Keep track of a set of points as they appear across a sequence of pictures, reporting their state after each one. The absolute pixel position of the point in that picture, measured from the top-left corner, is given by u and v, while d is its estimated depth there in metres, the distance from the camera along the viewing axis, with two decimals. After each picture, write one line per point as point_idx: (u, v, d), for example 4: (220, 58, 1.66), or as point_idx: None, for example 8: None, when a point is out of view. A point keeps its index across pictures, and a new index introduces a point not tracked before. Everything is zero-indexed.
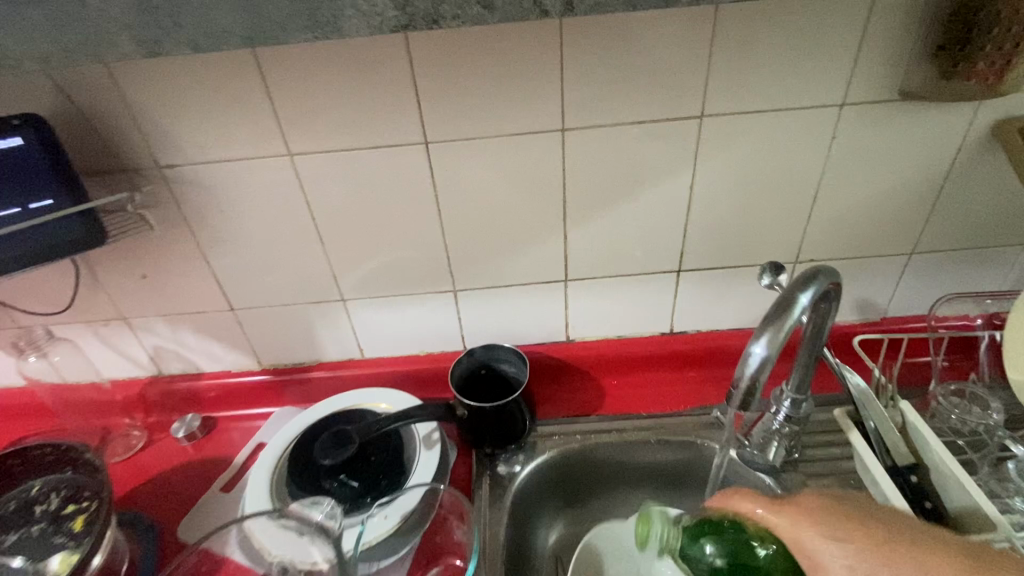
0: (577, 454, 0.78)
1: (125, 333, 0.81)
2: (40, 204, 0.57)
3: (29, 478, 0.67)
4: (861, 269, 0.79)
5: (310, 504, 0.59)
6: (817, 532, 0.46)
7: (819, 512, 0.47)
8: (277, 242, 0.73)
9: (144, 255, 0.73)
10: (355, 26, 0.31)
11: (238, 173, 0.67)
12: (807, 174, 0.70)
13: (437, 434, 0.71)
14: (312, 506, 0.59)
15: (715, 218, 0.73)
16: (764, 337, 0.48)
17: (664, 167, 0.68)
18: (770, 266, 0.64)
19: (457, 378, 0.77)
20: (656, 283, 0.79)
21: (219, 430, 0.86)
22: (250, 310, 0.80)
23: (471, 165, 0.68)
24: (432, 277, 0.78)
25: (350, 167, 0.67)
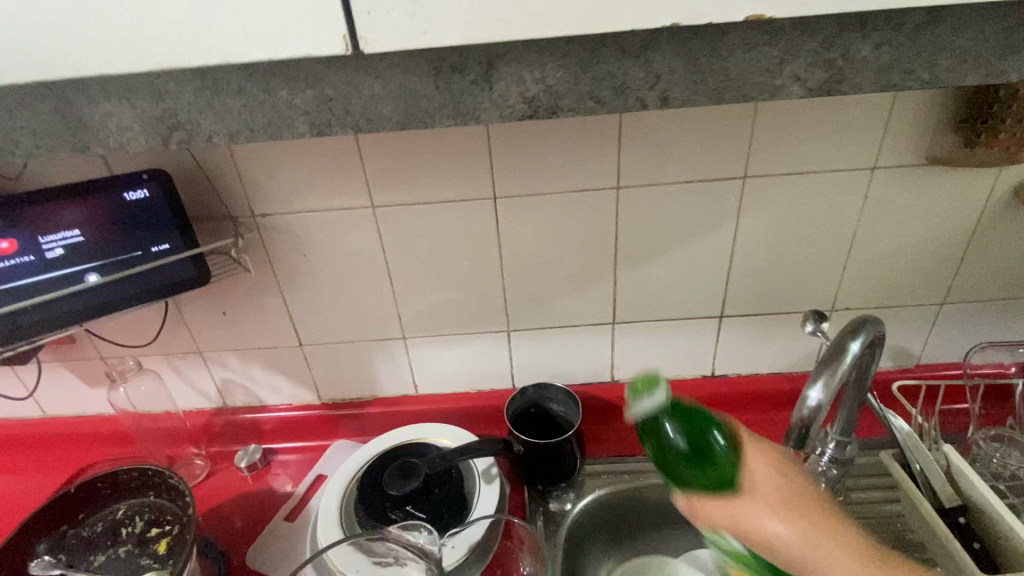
0: (625, 494, 0.80)
1: (200, 367, 0.88)
2: (159, 248, 0.64)
3: (116, 501, 0.71)
4: (895, 319, 0.83)
5: (408, 528, 0.62)
6: (756, 458, 0.52)
7: (776, 462, 0.51)
8: (352, 282, 0.80)
9: (229, 293, 0.80)
10: (490, 116, 0.38)
11: (321, 223, 0.75)
12: (841, 229, 0.76)
13: (495, 468, 0.74)
14: (412, 529, 0.62)
15: (755, 268, 0.79)
16: (818, 383, 0.52)
17: (709, 223, 0.75)
18: (812, 314, 0.69)
19: (512, 415, 0.82)
20: (699, 327, 0.84)
21: (277, 462, 0.90)
22: (317, 346, 0.86)
23: (533, 219, 0.75)
24: (488, 319, 0.84)
25: (424, 218, 0.74)
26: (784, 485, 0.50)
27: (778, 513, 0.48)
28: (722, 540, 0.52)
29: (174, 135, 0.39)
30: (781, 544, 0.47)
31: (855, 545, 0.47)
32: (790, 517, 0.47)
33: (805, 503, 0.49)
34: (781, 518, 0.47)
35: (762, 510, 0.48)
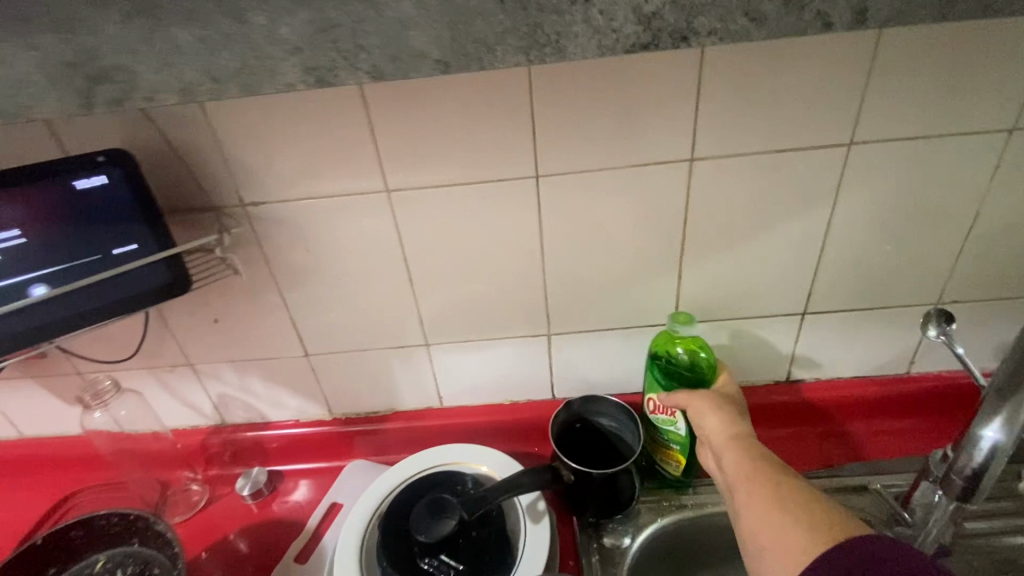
0: (692, 525, 0.68)
1: (191, 381, 0.75)
2: (125, 249, 0.52)
3: (93, 550, 0.60)
4: (1011, 312, 0.70)
5: None
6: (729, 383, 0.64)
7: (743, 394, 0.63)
8: (363, 283, 0.67)
9: (218, 297, 0.68)
10: (583, 48, 0.25)
11: (325, 213, 0.61)
12: (961, 207, 0.62)
13: (543, 503, 0.61)
14: None
15: (850, 256, 0.65)
16: (997, 420, 0.48)
17: (798, 202, 0.61)
18: (938, 314, 0.55)
19: (556, 433, 0.69)
20: (776, 327, 0.71)
21: (285, 486, 0.78)
22: (325, 356, 0.74)
23: (583, 202, 0.61)
24: (526, 321, 0.71)
25: (450, 203, 0.61)
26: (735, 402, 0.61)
27: (710, 406, 0.59)
28: (672, 431, 0.66)
29: (98, 91, 0.26)
30: (706, 427, 0.59)
31: (775, 482, 0.51)
32: (719, 412, 0.59)
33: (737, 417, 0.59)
34: (709, 404, 0.59)
35: (698, 402, 0.60)
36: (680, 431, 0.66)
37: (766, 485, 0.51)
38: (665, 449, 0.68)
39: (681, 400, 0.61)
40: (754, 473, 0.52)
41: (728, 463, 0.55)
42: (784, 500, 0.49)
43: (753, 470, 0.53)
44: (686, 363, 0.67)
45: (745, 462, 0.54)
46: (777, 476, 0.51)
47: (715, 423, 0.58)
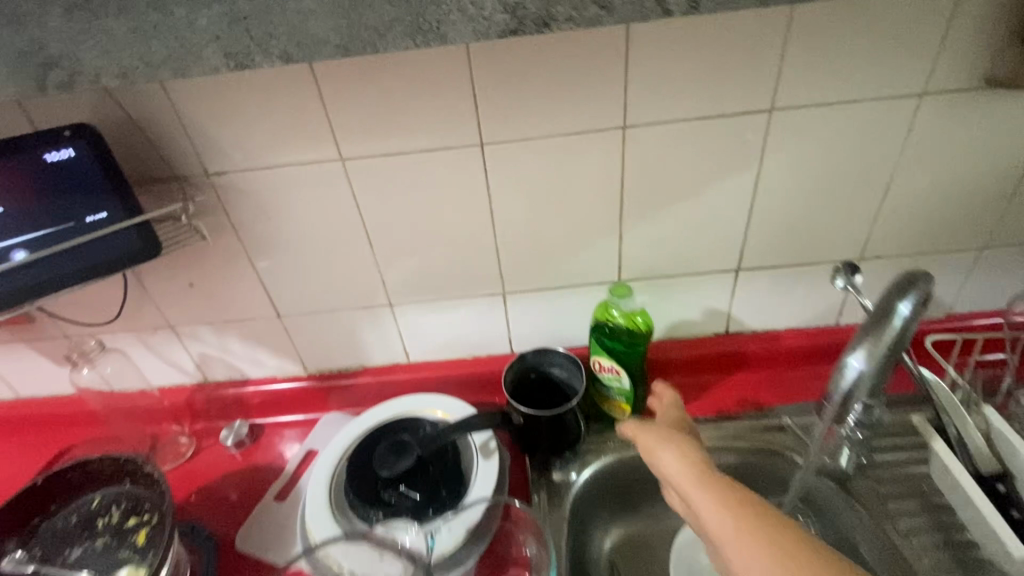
0: (633, 462, 0.75)
1: (172, 342, 0.81)
2: (95, 217, 0.56)
3: (89, 490, 0.66)
4: (929, 266, 0.75)
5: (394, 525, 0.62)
6: (676, 420, 0.64)
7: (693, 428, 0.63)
8: (326, 248, 0.72)
9: (192, 262, 0.72)
10: (459, 32, 0.33)
11: (287, 182, 0.66)
12: (878, 168, 0.66)
13: (494, 443, 0.68)
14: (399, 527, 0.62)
15: (777, 215, 0.70)
16: (861, 351, 0.46)
17: (726, 164, 0.66)
18: (845, 266, 0.61)
19: (511, 382, 0.76)
20: (714, 282, 0.77)
21: (266, 436, 0.85)
22: (296, 317, 0.79)
23: (526, 168, 0.65)
24: (482, 281, 0.76)
25: (402, 170, 0.65)
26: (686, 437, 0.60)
27: (665, 442, 0.58)
28: (617, 385, 0.73)
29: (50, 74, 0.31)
30: (666, 465, 0.56)
31: (751, 511, 0.47)
32: (675, 447, 0.57)
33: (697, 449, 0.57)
34: (663, 443, 0.58)
35: (655, 440, 0.59)
36: (624, 386, 0.72)
37: (743, 513, 0.47)
38: (611, 400, 0.75)
39: (639, 437, 0.60)
40: (727, 505, 0.49)
41: (698, 496, 0.51)
42: (768, 531, 0.45)
43: (727, 502, 0.49)
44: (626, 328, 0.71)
45: (716, 494, 0.50)
46: (753, 504, 0.48)
47: (675, 460, 0.56)
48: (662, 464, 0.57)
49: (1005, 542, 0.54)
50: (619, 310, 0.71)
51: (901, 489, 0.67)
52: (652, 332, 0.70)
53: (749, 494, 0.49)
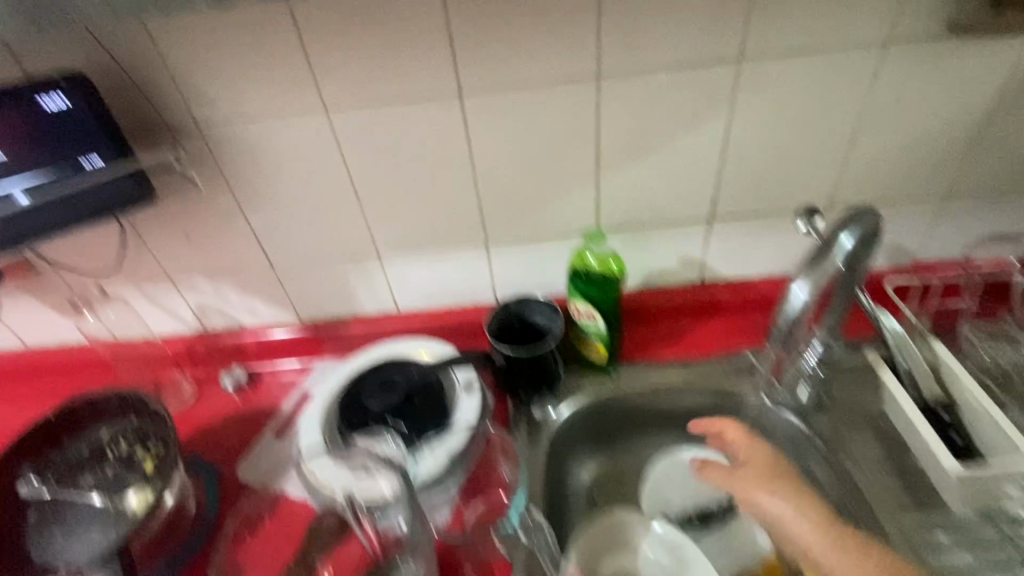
0: (609, 401, 0.80)
1: (171, 292, 0.84)
2: (91, 162, 0.60)
3: (97, 425, 0.71)
4: (895, 216, 0.78)
5: (377, 440, 0.65)
6: (760, 450, 0.68)
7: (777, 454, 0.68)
8: (315, 199, 0.75)
9: (186, 211, 0.75)
10: None
11: (275, 133, 0.68)
12: (844, 117, 0.69)
13: (477, 381, 0.73)
14: (381, 442, 0.65)
15: (748, 164, 0.73)
16: (805, 280, 0.50)
17: (698, 114, 0.68)
18: (806, 212, 0.64)
19: (494, 328, 0.79)
20: (688, 232, 0.80)
21: (264, 381, 0.89)
22: (288, 267, 0.82)
23: (505, 119, 0.68)
24: (465, 232, 0.79)
25: (385, 120, 0.68)
26: (778, 472, 0.65)
27: (766, 491, 0.64)
28: (593, 328, 0.77)
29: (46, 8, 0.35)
30: (771, 511, 0.63)
31: (865, 554, 0.55)
32: (776, 495, 0.63)
33: (796, 490, 0.63)
34: (764, 492, 0.64)
35: (756, 487, 0.65)
36: (600, 328, 0.76)
37: (859, 557, 0.55)
38: (588, 343, 0.79)
39: (739, 489, 0.66)
40: (845, 550, 0.56)
41: (813, 544, 0.58)
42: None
43: (844, 548, 0.56)
44: (600, 272, 0.75)
45: (832, 539, 0.57)
46: (870, 545, 0.56)
47: (782, 506, 0.62)
48: (766, 508, 0.63)
49: (942, 459, 0.58)
50: (593, 254, 0.75)
51: (857, 422, 0.72)
52: (624, 277, 0.75)
53: (860, 535, 0.57)
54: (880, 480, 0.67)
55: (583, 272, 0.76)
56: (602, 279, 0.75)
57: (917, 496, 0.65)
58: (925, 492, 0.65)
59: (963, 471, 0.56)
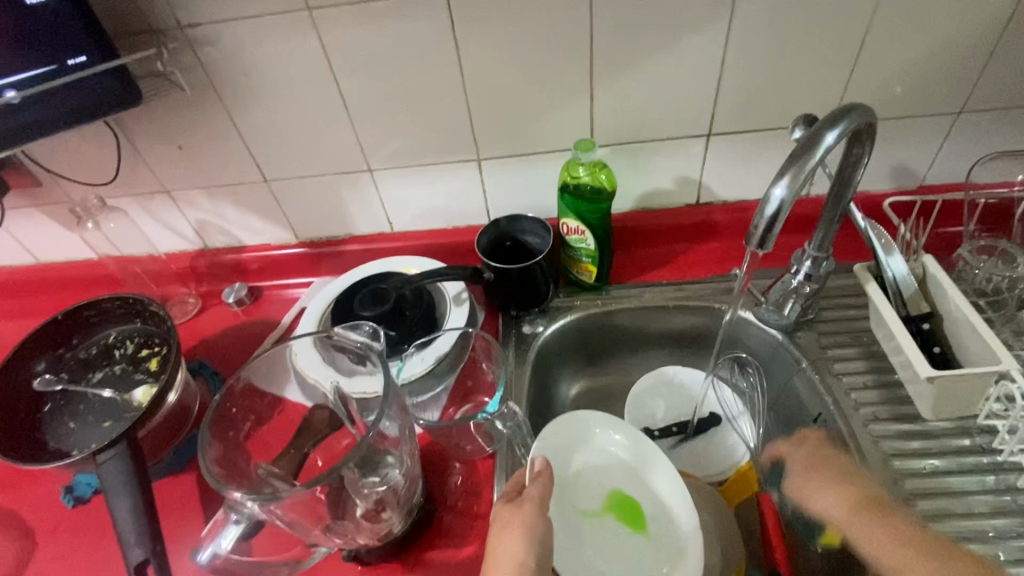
0: (597, 319, 0.81)
1: (170, 206, 0.86)
2: (76, 61, 0.60)
3: (105, 327, 0.75)
4: (903, 133, 0.75)
5: (349, 327, 0.63)
6: (805, 453, 0.60)
7: (829, 457, 0.59)
8: (304, 109, 0.74)
9: (177, 121, 0.75)
10: None
11: (258, 34, 0.67)
12: (852, 20, 0.65)
13: (466, 293, 0.76)
14: (353, 329, 0.63)
15: (747, 74, 0.70)
16: (786, 178, 0.48)
17: (694, 16, 0.65)
18: (804, 119, 0.61)
19: (485, 246, 0.79)
20: (686, 149, 0.78)
21: (265, 297, 0.92)
22: (283, 182, 0.83)
23: (493, 20, 0.66)
24: (457, 147, 0.78)
25: (371, 22, 0.66)
26: (825, 471, 0.57)
27: (815, 498, 0.56)
28: (584, 247, 0.77)
29: None
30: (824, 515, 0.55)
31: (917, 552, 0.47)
32: (822, 494, 0.56)
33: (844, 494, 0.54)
34: (814, 496, 0.56)
35: (811, 488, 0.57)
36: (591, 247, 0.76)
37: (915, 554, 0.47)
38: (579, 263, 0.79)
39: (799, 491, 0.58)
40: (902, 555, 0.47)
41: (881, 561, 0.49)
42: None
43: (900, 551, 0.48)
44: (591, 186, 0.75)
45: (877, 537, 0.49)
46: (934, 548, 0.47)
47: (828, 509, 0.55)
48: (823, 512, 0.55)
49: (914, 365, 0.58)
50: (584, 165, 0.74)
51: (844, 340, 0.72)
52: (616, 192, 0.74)
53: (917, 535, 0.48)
54: (860, 392, 0.67)
55: (573, 185, 0.75)
56: (593, 194, 0.74)
57: (895, 408, 0.65)
58: (905, 406, 0.65)
59: (935, 372, 0.56)
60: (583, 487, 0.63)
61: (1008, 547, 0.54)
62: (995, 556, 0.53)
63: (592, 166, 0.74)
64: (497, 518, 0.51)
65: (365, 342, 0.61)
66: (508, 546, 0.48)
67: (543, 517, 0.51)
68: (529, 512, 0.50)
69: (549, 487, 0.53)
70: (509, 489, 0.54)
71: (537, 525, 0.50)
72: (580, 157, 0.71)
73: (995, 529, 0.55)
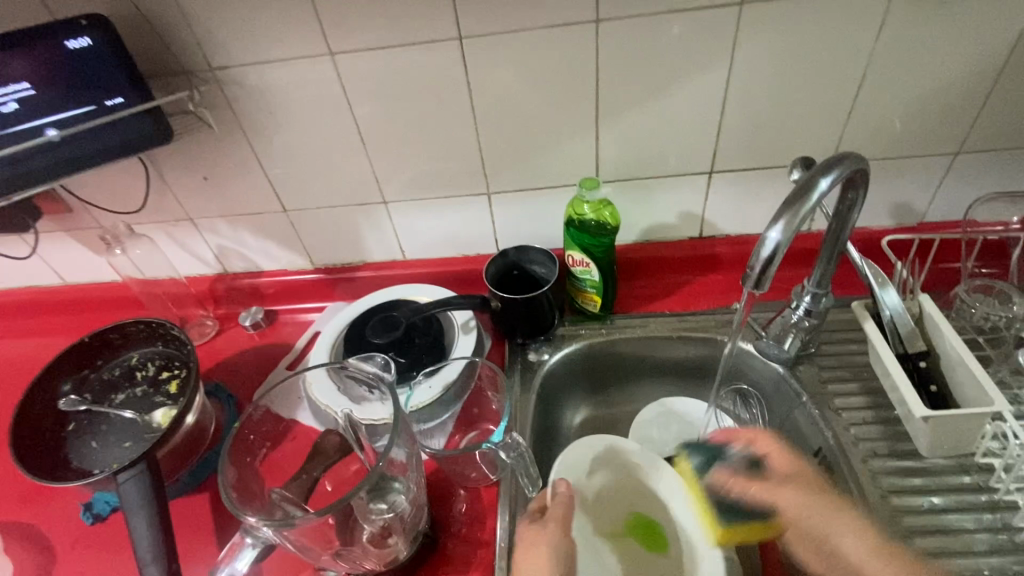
0: (601, 347, 0.83)
1: (193, 233, 0.90)
2: (113, 102, 0.65)
3: (128, 349, 0.78)
4: (901, 171, 0.77)
5: (362, 358, 0.64)
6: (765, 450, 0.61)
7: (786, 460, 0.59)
8: (323, 144, 0.78)
9: (204, 155, 0.79)
10: None
11: (283, 76, 0.71)
12: (848, 66, 0.68)
13: (474, 321, 0.79)
14: (366, 359, 0.64)
15: (747, 115, 0.73)
16: (781, 222, 0.50)
17: (694, 61, 0.68)
18: (801, 161, 0.63)
19: (493, 276, 0.81)
20: (689, 184, 0.80)
21: (280, 321, 0.95)
22: (301, 211, 0.86)
23: (504, 64, 0.70)
24: (468, 181, 0.82)
25: (389, 66, 0.70)
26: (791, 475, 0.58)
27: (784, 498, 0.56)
28: (589, 278, 0.79)
29: None
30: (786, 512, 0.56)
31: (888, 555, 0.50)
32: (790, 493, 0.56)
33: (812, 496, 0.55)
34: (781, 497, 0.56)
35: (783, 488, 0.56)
36: (596, 278, 0.78)
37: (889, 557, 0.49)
38: (584, 293, 0.81)
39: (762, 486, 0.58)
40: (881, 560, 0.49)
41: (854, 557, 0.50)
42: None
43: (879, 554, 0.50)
44: (596, 221, 0.78)
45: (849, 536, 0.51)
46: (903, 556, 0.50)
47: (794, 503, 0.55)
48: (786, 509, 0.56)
49: (909, 404, 0.59)
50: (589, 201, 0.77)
51: (844, 374, 0.73)
52: (620, 227, 0.77)
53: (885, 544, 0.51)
54: (859, 428, 0.67)
55: (579, 221, 0.78)
56: (598, 229, 0.77)
57: (894, 444, 0.65)
58: (904, 443, 0.65)
59: (930, 413, 0.57)
60: (609, 508, 0.69)
61: None
62: None
63: (597, 202, 0.77)
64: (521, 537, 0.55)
65: (376, 372, 0.63)
66: (534, 564, 0.52)
67: (565, 536, 0.55)
68: (549, 532, 0.55)
69: (570, 508, 0.57)
70: (532, 510, 0.59)
71: (559, 543, 0.54)
72: (586, 194, 0.74)
73: (992, 568, 0.55)
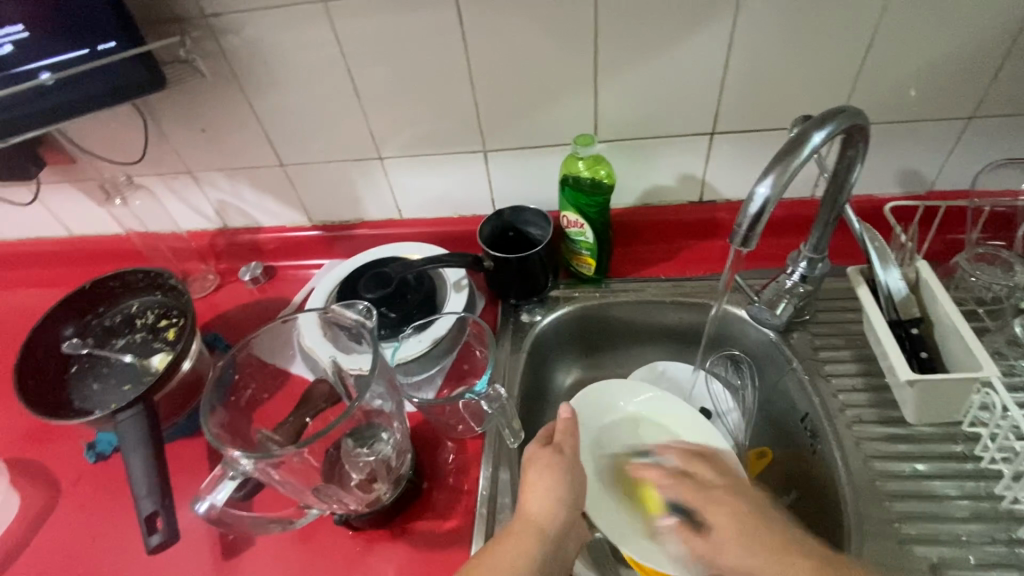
0: (594, 312, 0.83)
1: (193, 186, 0.91)
2: (106, 46, 0.64)
3: (128, 297, 0.80)
4: (911, 136, 0.75)
5: (345, 305, 0.65)
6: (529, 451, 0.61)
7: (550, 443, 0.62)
8: (317, 97, 0.77)
9: (199, 106, 0.79)
10: None
11: (275, 25, 0.70)
12: (859, 22, 0.65)
13: (466, 280, 0.79)
14: (350, 307, 0.65)
15: (752, 74, 0.70)
16: (770, 176, 0.49)
17: (696, 15, 0.66)
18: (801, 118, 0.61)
19: (486, 236, 0.81)
20: (689, 147, 0.79)
21: (279, 276, 0.97)
22: (298, 167, 0.86)
23: (498, 16, 0.68)
24: (464, 138, 0.81)
25: (384, 17, 0.68)
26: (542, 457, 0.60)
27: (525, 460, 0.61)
28: (584, 239, 0.79)
29: None
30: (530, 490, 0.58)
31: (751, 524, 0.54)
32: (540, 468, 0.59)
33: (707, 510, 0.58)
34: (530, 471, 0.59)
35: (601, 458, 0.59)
36: (589, 239, 0.78)
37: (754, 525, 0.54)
38: (579, 255, 0.81)
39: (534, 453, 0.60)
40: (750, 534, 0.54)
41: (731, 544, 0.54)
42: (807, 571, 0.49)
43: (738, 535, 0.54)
44: (590, 182, 0.77)
45: (726, 520, 0.56)
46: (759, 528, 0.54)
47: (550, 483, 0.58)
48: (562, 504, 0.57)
49: (895, 369, 0.59)
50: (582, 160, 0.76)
51: (838, 342, 0.72)
52: (615, 187, 0.76)
53: (742, 515, 0.55)
54: (848, 394, 0.67)
55: (573, 181, 0.77)
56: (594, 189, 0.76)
57: (882, 412, 0.65)
58: (892, 410, 0.65)
59: (915, 376, 0.57)
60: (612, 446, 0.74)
61: (982, 551, 0.54)
62: (966, 560, 0.54)
63: (590, 161, 0.75)
64: (532, 460, 0.59)
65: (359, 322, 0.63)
66: (545, 484, 0.56)
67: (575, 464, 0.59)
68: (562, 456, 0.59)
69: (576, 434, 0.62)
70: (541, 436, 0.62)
71: (569, 467, 0.58)
72: (580, 152, 0.73)
73: (970, 534, 0.55)
